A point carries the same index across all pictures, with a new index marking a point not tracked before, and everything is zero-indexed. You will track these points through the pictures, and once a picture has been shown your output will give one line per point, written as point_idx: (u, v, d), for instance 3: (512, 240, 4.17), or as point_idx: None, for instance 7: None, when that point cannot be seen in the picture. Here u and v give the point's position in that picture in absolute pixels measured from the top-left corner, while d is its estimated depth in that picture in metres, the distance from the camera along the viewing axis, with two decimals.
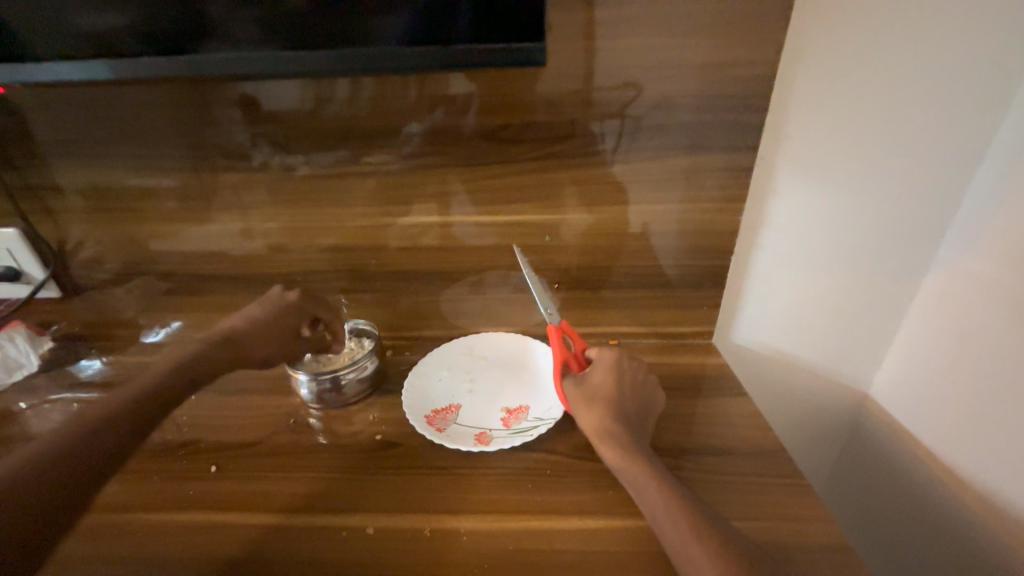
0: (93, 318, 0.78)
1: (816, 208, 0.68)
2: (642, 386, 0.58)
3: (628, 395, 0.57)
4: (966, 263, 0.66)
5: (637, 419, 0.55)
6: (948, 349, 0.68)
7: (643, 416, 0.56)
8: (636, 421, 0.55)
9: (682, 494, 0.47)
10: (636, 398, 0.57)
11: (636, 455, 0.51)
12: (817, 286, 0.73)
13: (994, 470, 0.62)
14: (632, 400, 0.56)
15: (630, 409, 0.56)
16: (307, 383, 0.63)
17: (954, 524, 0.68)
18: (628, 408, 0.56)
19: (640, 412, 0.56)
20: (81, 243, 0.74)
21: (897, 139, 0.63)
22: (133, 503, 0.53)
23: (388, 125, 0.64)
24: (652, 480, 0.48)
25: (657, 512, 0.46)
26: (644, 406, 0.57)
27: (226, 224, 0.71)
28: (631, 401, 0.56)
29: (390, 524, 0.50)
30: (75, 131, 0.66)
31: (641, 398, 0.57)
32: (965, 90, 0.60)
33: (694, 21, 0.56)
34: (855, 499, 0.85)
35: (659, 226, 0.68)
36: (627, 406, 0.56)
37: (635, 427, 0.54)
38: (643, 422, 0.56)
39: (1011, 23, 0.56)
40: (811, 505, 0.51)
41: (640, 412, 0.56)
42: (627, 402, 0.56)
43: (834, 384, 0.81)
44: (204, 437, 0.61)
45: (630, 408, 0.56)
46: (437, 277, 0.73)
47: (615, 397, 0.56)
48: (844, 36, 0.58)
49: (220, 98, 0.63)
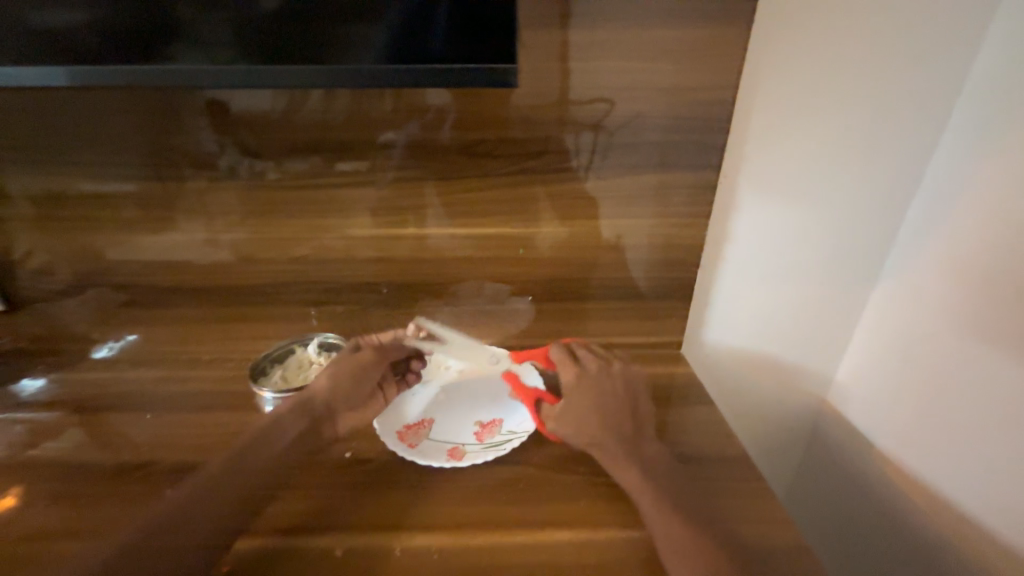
0: (42, 332, 0.74)
1: (776, 222, 0.71)
2: (631, 399, 0.59)
3: (620, 408, 0.58)
4: (912, 276, 0.70)
5: (632, 432, 0.56)
6: (895, 356, 0.73)
7: (640, 428, 0.57)
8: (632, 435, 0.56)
9: (669, 498, 0.50)
10: (628, 412, 0.58)
11: (628, 457, 0.54)
12: (779, 297, 0.76)
13: (943, 468, 0.66)
14: (624, 414, 0.57)
15: (620, 422, 0.57)
16: (273, 400, 0.62)
17: (905, 521, 0.71)
18: (620, 420, 0.57)
19: (635, 424, 0.57)
20: (31, 252, 0.69)
21: (848, 160, 0.67)
22: (86, 530, 0.50)
23: (359, 134, 0.62)
24: (644, 484, 0.51)
25: (654, 515, 0.49)
26: (637, 419, 0.58)
27: (189, 234, 0.68)
28: (619, 414, 0.57)
29: (359, 543, 0.49)
30: (25, 135, 0.62)
31: (632, 411, 0.58)
32: (905, 119, 0.65)
33: (667, 39, 0.57)
34: (816, 501, 0.88)
35: (631, 236, 0.68)
36: (619, 420, 0.57)
37: (629, 439, 0.55)
38: (642, 435, 0.56)
39: (942, 61, 0.62)
40: (776, 510, 0.53)
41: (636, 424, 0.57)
42: (620, 415, 0.57)
43: (796, 390, 0.85)
44: (165, 459, 0.58)
45: (623, 421, 0.57)
46: (410, 289, 0.72)
47: (605, 410, 0.57)
48: (799, 64, 0.62)
49: (186, 104, 0.61)
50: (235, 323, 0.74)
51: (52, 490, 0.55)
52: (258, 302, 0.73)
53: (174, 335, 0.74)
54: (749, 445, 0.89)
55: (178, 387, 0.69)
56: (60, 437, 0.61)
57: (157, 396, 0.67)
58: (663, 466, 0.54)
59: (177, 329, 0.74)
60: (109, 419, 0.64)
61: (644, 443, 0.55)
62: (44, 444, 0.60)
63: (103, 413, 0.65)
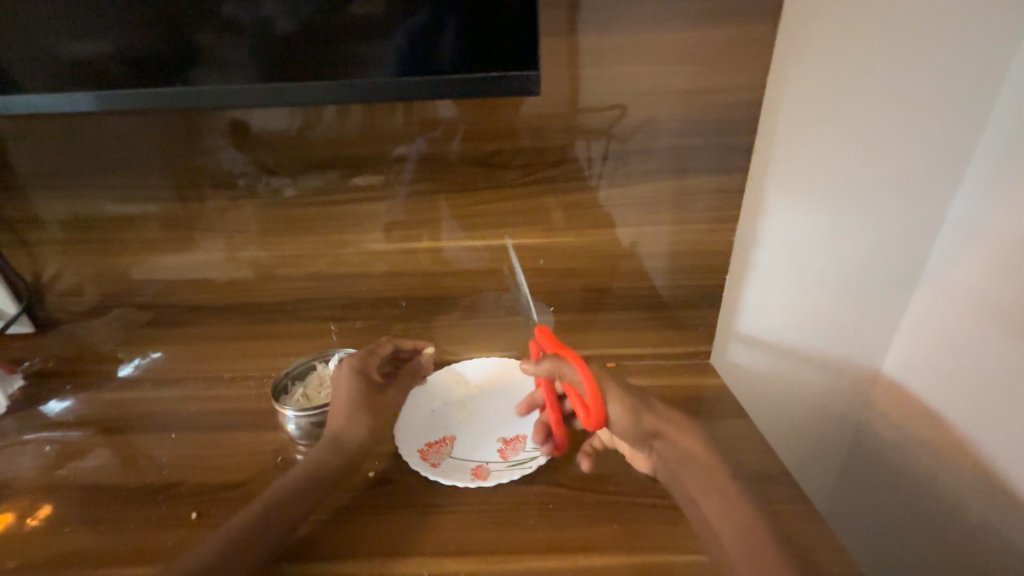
0: (68, 353, 0.75)
1: (807, 224, 0.68)
2: (636, 405, 0.54)
3: (625, 419, 0.54)
4: (958, 276, 0.67)
5: (643, 439, 0.54)
6: (942, 362, 0.69)
7: (648, 433, 0.53)
8: (642, 444, 0.54)
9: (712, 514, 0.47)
10: (632, 421, 0.53)
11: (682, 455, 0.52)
12: (812, 303, 0.73)
13: (1006, 479, 0.62)
14: (628, 425, 0.53)
15: (626, 433, 0.54)
16: (295, 419, 0.61)
17: (964, 542, 0.67)
18: (626, 431, 0.54)
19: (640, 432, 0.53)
20: (59, 274, 0.71)
21: (881, 159, 0.65)
22: (110, 555, 0.50)
23: (375, 150, 0.62)
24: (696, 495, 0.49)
25: (714, 526, 0.46)
26: (640, 426, 0.53)
27: (210, 253, 0.69)
28: (624, 427, 0.54)
29: (384, 570, 0.47)
30: (54, 160, 0.64)
31: (638, 420, 0.53)
32: (942, 113, 0.62)
33: (682, 44, 0.56)
34: (860, 517, 0.83)
35: (650, 244, 0.66)
36: (624, 431, 0.54)
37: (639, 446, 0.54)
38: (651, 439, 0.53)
39: (980, 51, 0.60)
40: (819, 532, 0.50)
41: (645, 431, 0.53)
42: (625, 426, 0.54)
43: (833, 400, 0.80)
44: (187, 480, 0.58)
45: (627, 434, 0.54)
46: (428, 303, 0.71)
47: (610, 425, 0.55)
48: (827, 62, 0.60)
49: (208, 124, 0.61)
50: (254, 340, 0.74)
51: (78, 513, 0.55)
52: (275, 320, 0.72)
53: (195, 352, 0.74)
54: (785, 458, 0.84)
55: (198, 406, 0.69)
56: (87, 458, 0.61)
57: (180, 416, 0.68)
58: (680, 470, 0.51)
59: (198, 347, 0.74)
60: (133, 439, 0.64)
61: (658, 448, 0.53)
62: (71, 465, 0.61)
63: (128, 433, 0.65)
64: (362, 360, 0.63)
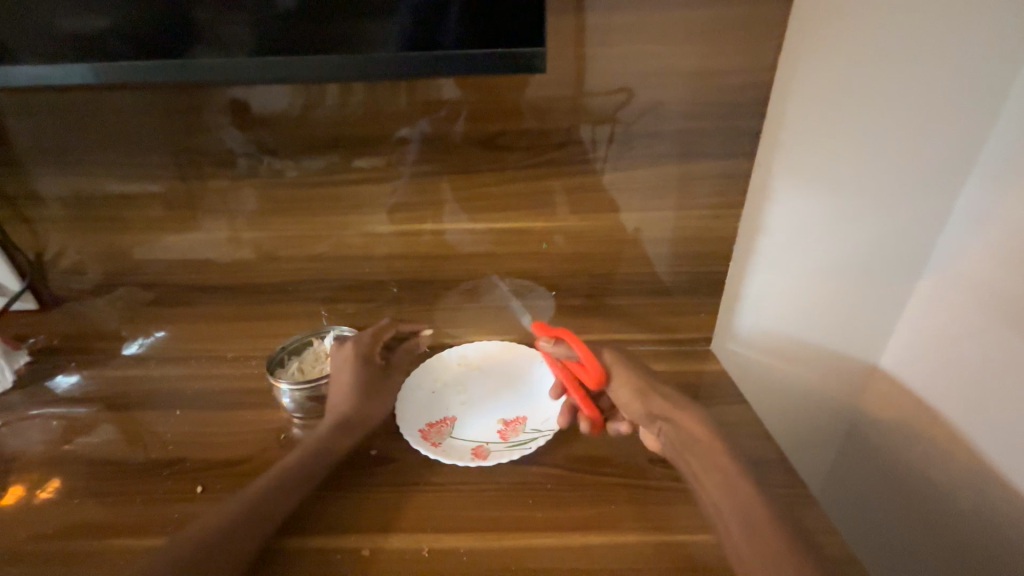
0: (72, 330, 0.75)
1: (813, 212, 0.67)
2: (645, 386, 0.57)
3: (635, 397, 0.57)
4: (963, 266, 0.66)
5: (648, 419, 0.55)
6: (943, 352, 0.69)
7: (657, 414, 0.55)
8: (649, 424, 0.56)
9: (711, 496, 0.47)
10: (643, 400, 0.56)
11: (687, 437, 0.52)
12: (815, 291, 0.73)
13: (1001, 468, 0.62)
14: (637, 403, 0.56)
15: (634, 410, 0.57)
16: (289, 392, 0.61)
17: (954, 528, 0.68)
18: (634, 409, 0.57)
19: (649, 412, 0.55)
20: (61, 252, 0.71)
21: (892, 145, 0.63)
22: (117, 527, 0.51)
23: (378, 130, 0.61)
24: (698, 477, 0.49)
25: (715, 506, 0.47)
26: (651, 406, 0.55)
27: (211, 233, 0.68)
28: (633, 404, 0.57)
29: (385, 546, 0.48)
30: (53, 137, 0.63)
31: (648, 400, 0.56)
32: (957, 99, 0.61)
33: (692, 24, 0.55)
34: (853, 502, 0.85)
35: (653, 229, 0.66)
36: (633, 408, 0.57)
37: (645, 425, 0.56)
38: (660, 420, 0.55)
39: (1000, 35, 0.58)
40: (814, 516, 0.50)
41: (653, 411, 0.55)
42: (634, 404, 0.57)
43: (832, 388, 0.81)
44: (192, 456, 0.59)
45: (636, 411, 0.56)
46: (429, 286, 0.71)
47: (620, 401, 0.58)
48: (842, 43, 0.58)
49: (209, 101, 0.61)
50: (256, 321, 0.74)
51: (85, 486, 0.56)
52: (277, 300, 0.73)
53: (197, 332, 0.75)
54: (781, 445, 0.85)
55: (202, 385, 0.70)
56: (93, 433, 0.63)
57: (185, 394, 0.69)
58: (686, 452, 0.51)
59: (200, 327, 0.74)
60: (139, 416, 0.65)
61: (664, 430, 0.54)
62: (77, 440, 0.62)
63: (133, 410, 0.66)
64: (363, 345, 0.64)
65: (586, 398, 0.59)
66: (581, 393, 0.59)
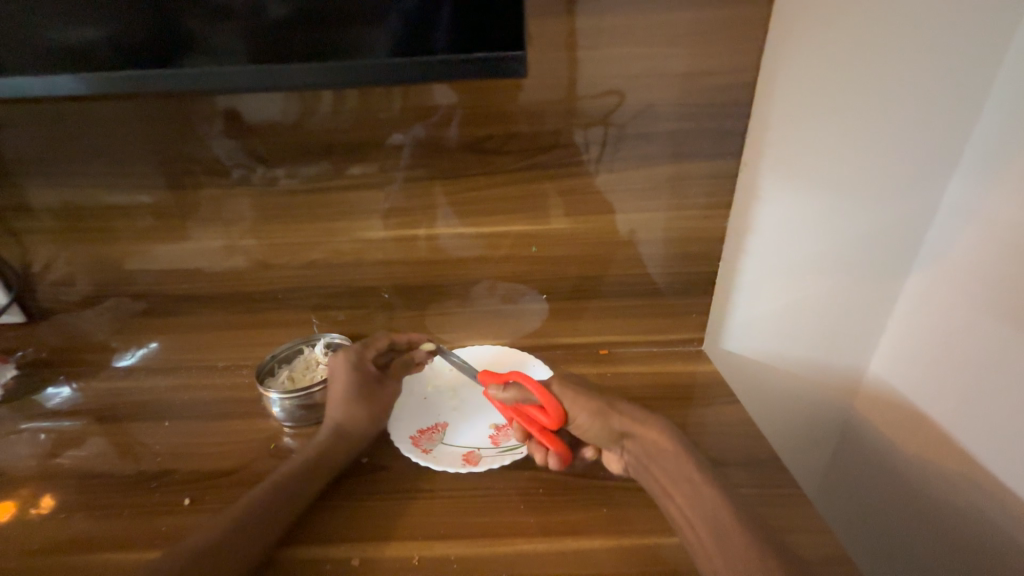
0: (61, 343, 0.75)
1: (801, 210, 0.67)
2: (604, 407, 0.54)
3: (593, 420, 0.54)
4: (951, 262, 0.67)
5: (612, 438, 0.54)
6: (934, 348, 0.69)
7: (618, 434, 0.53)
8: (611, 443, 0.54)
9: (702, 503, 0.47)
10: (603, 422, 0.53)
11: (657, 454, 0.50)
12: (806, 289, 0.73)
13: (997, 466, 0.62)
14: (598, 425, 0.53)
15: (594, 432, 0.54)
16: (280, 402, 0.61)
17: (950, 528, 0.68)
18: (595, 431, 0.54)
19: (611, 432, 0.53)
20: (50, 264, 0.70)
21: (877, 142, 0.64)
22: (103, 541, 0.50)
23: (368, 137, 0.61)
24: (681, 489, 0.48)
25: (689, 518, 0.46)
26: (612, 427, 0.53)
27: (201, 242, 0.68)
28: (593, 426, 0.54)
29: (376, 555, 0.48)
30: (41, 149, 0.63)
31: (608, 421, 0.53)
32: (939, 96, 0.61)
33: (679, 28, 0.55)
34: (848, 501, 0.84)
35: (643, 231, 0.66)
36: (593, 431, 0.54)
37: (608, 444, 0.54)
38: (622, 438, 0.53)
39: (979, 32, 0.58)
40: (810, 516, 0.50)
41: (614, 431, 0.53)
42: (594, 426, 0.54)
43: (826, 387, 0.81)
44: (181, 468, 0.58)
45: (597, 433, 0.54)
46: (421, 291, 0.71)
47: (580, 427, 0.55)
48: (826, 43, 0.59)
49: (198, 110, 0.61)
50: (248, 329, 0.73)
51: (72, 501, 0.55)
52: (268, 309, 0.72)
53: (188, 342, 0.74)
54: (777, 445, 0.85)
55: (195, 396, 0.69)
56: (83, 446, 0.62)
57: (175, 405, 0.68)
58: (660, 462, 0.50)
59: (191, 337, 0.74)
60: (129, 428, 0.64)
61: (629, 447, 0.53)
62: (66, 454, 0.61)
63: (123, 422, 0.66)
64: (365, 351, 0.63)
65: (545, 431, 0.55)
66: (540, 428, 0.56)
